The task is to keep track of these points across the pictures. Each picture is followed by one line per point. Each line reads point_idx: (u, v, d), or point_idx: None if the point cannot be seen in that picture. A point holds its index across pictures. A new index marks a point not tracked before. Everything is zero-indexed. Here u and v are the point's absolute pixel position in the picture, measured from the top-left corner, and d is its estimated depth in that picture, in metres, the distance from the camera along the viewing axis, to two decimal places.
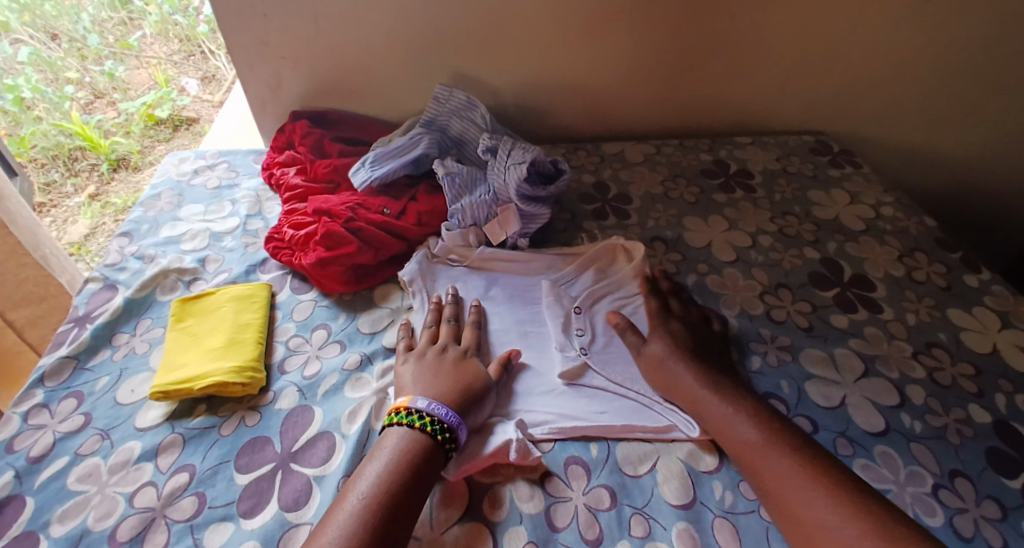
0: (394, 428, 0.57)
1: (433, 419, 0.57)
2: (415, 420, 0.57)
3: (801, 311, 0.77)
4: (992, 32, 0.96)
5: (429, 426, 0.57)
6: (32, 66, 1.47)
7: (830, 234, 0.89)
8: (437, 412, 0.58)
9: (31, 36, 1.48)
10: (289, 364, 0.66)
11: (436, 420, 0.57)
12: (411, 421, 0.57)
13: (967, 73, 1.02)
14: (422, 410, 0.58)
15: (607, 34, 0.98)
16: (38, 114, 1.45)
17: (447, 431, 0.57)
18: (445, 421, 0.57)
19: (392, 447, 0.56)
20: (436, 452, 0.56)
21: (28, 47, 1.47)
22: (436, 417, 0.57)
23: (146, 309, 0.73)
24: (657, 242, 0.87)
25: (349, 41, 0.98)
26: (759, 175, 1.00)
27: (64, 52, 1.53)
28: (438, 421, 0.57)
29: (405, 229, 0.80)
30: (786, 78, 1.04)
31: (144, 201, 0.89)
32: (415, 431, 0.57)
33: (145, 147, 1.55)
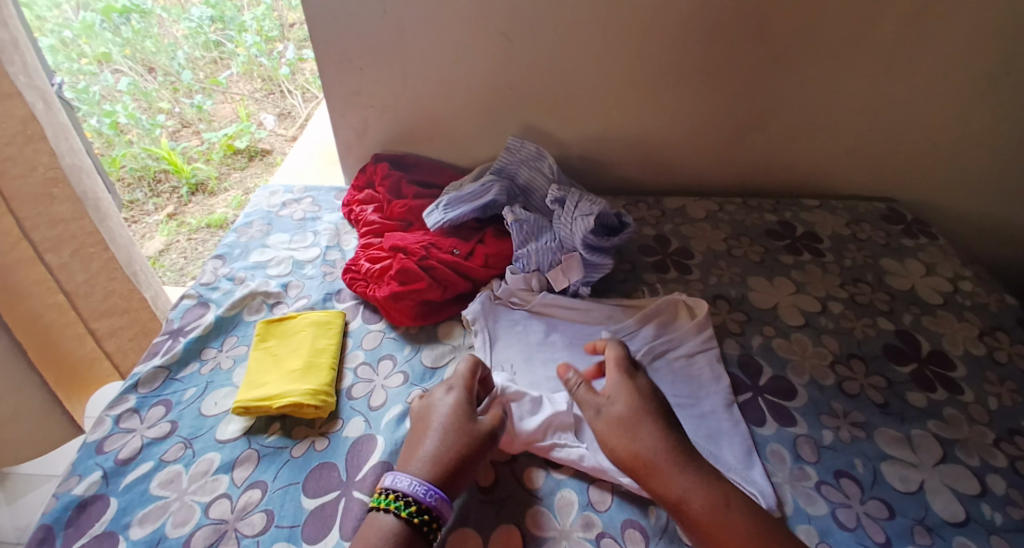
0: (378, 515, 0.54)
1: (415, 504, 0.54)
2: (401, 508, 0.54)
3: (874, 385, 0.74)
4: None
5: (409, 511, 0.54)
6: (130, 95, 1.73)
7: (905, 305, 0.86)
8: (423, 496, 0.55)
9: (131, 67, 1.77)
10: (357, 392, 0.69)
11: (413, 501, 0.54)
12: (391, 505, 0.54)
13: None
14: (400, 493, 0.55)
15: (676, 96, 1.01)
16: (130, 138, 1.70)
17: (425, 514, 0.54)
18: (427, 505, 0.55)
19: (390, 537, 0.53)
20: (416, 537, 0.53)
21: (128, 78, 1.74)
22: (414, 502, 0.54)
23: (233, 328, 0.77)
24: (720, 299, 0.87)
25: (433, 93, 1.04)
26: (827, 239, 0.99)
27: (159, 85, 1.79)
28: (423, 508, 0.54)
29: (473, 269, 0.83)
30: (856, 145, 1.04)
31: (237, 228, 0.96)
32: (395, 517, 0.54)
33: (221, 174, 1.72)
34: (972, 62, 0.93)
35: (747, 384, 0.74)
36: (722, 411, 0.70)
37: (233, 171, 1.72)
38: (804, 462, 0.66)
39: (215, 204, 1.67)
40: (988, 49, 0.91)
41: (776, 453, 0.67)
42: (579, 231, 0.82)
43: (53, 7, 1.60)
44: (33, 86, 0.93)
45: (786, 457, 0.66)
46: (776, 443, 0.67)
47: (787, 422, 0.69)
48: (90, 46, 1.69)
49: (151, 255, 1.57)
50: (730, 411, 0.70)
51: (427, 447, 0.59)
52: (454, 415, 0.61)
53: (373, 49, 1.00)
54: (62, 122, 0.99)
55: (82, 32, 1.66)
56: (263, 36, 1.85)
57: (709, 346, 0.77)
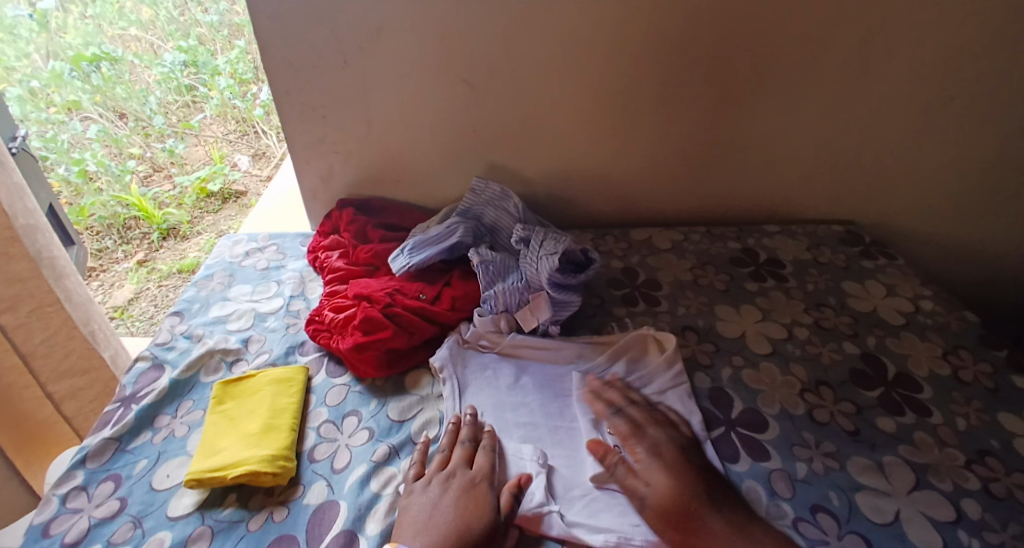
0: None
1: None
2: None
3: (844, 412, 0.74)
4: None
5: None
6: (100, 142, 1.72)
7: (869, 328, 0.87)
8: None
9: (101, 114, 1.75)
10: (319, 453, 0.66)
11: None
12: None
13: (1004, 170, 1.02)
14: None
15: (638, 130, 1.02)
16: (99, 186, 1.66)
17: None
18: None
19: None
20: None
21: (98, 125, 1.72)
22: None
23: (190, 390, 0.74)
24: (689, 331, 0.86)
25: (397, 138, 1.04)
26: (790, 264, 1.00)
27: (130, 131, 1.78)
28: None
29: (439, 314, 0.81)
30: (813, 172, 1.07)
31: (197, 281, 0.94)
32: None
33: (194, 218, 1.68)
34: (916, 91, 0.96)
35: (720, 418, 0.73)
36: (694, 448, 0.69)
37: (206, 215, 1.69)
38: (780, 498, 0.65)
39: (186, 249, 1.63)
40: (930, 78, 0.94)
41: (751, 491, 0.65)
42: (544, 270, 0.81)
43: (21, 57, 1.61)
44: None
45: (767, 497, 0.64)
46: (752, 480, 0.66)
47: (760, 456, 0.68)
48: (60, 95, 1.67)
49: (119, 304, 1.53)
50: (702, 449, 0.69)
51: (438, 519, 0.57)
52: (465, 489, 0.60)
53: (334, 99, 1.00)
54: (16, 181, 0.97)
55: (52, 81, 1.65)
56: (236, 78, 1.87)
57: (679, 382, 0.76)
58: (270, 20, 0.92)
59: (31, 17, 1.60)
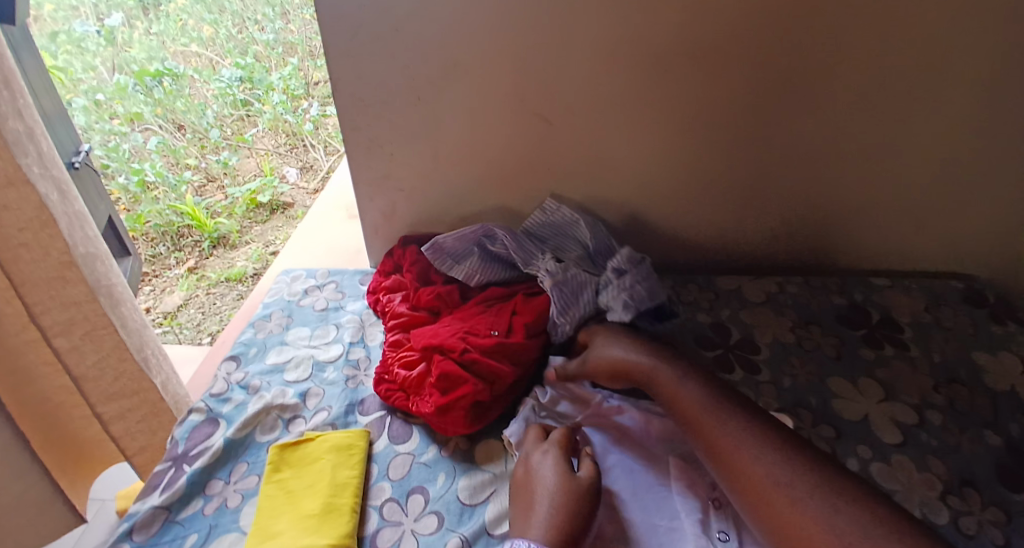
0: None
1: None
2: None
3: (993, 521, 0.63)
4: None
5: None
6: (159, 153, 1.71)
7: (1010, 412, 0.75)
8: None
9: (161, 126, 1.75)
10: (383, 540, 0.58)
11: None
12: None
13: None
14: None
15: (726, 166, 0.93)
16: (156, 196, 1.65)
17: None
18: None
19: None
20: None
21: (157, 136, 1.73)
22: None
23: (244, 452, 0.68)
24: (801, 410, 0.76)
25: (466, 174, 0.98)
26: (908, 327, 0.89)
27: (188, 142, 1.78)
28: None
29: (520, 349, 0.74)
30: (922, 221, 0.96)
31: (255, 322, 0.89)
32: None
33: (243, 228, 1.67)
34: None
35: None
36: None
37: (254, 224, 1.68)
38: None
39: (235, 257, 1.61)
40: None
41: None
42: (625, 301, 0.77)
43: (89, 70, 1.66)
44: (48, 176, 0.88)
45: None
46: None
47: None
48: (123, 106, 1.70)
49: (169, 311, 1.50)
50: None
51: (542, 508, 0.55)
52: (567, 474, 0.58)
53: (402, 132, 0.94)
54: (78, 210, 0.94)
55: (116, 94, 1.68)
56: (290, 94, 1.87)
57: None
58: (341, 50, 0.87)
59: (99, 33, 1.66)
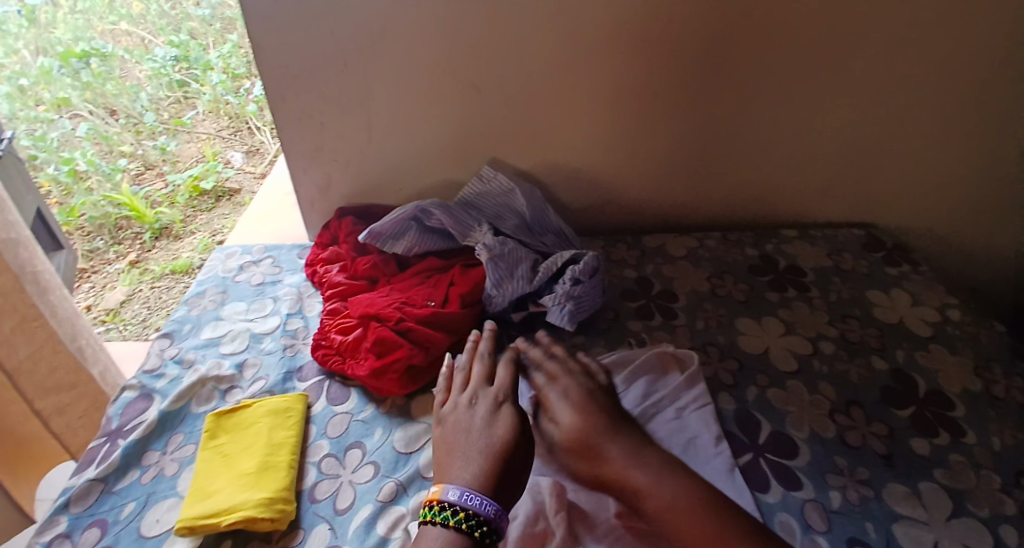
0: (431, 528, 0.53)
1: (467, 513, 0.53)
2: (448, 517, 0.53)
3: (876, 434, 0.70)
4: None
5: (465, 521, 0.53)
6: (90, 140, 1.65)
7: (897, 341, 0.83)
8: (471, 503, 0.54)
9: (92, 111, 1.68)
10: (320, 491, 0.61)
11: (471, 513, 0.53)
12: (447, 518, 0.53)
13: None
14: (460, 505, 0.54)
15: (650, 130, 0.97)
16: (89, 186, 1.59)
17: (488, 527, 0.53)
18: (481, 513, 0.53)
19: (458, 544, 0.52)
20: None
21: (87, 123, 1.65)
22: (477, 514, 0.53)
23: (179, 423, 0.69)
24: (710, 346, 0.83)
25: (398, 144, 0.99)
26: (811, 272, 0.97)
27: (121, 128, 1.70)
28: (472, 513, 0.53)
29: (455, 318, 0.78)
30: (831, 176, 1.02)
31: (188, 299, 0.89)
32: (452, 530, 0.53)
33: (187, 217, 1.60)
34: (940, 98, 0.92)
35: (746, 444, 0.68)
36: (724, 478, 0.63)
37: (198, 214, 1.61)
38: (815, 533, 0.60)
39: (179, 249, 1.55)
40: (958, 81, 0.90)
41: (784, 525, 0.60)
42: (567, 313, 0.82)
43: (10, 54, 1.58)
44: None
45: (821, 530, 0.60)
46: (784, 514, 0.61)
47: (793, 486, 0.64)
48: (50, 92, 1.63)
49: (111, 308, 1.46)
50: (732, 479, 0.63)
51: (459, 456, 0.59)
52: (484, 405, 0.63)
53: (333, 104, 0.95)
54: None
55: (41, 78, 1.62)
56: (229, 73, 1.80)
57: (701, 402, 0.72)
58: (262, 22, 0.87)
59: (19, 13, 1.58)
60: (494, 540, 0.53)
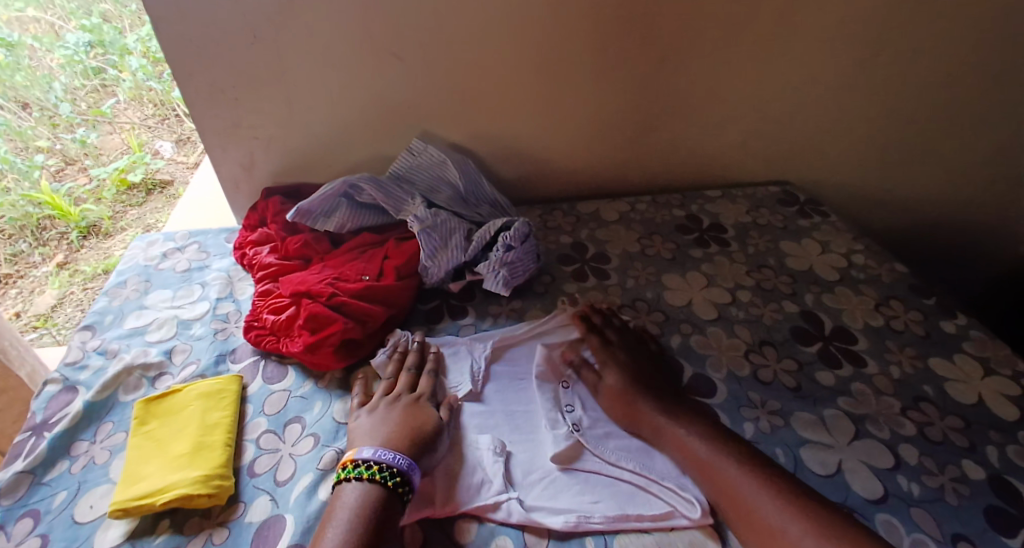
0: (345, 485, 0.58)
1: (380, 466, 0.58)
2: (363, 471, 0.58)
3: (787, 370, 0.77)
4: (952, 85, 1.01)
5: (378, 474, 0.58)
6: (1, 137, 1.42)
7: (806, 285, 0.91)
8: (384, 459, 0.59)
9: (1, 105, 1.41)
10: (259, 466, 0.62)
11: (384, 466, 0.58)
12: (361, 473, 0.58)
13: (933, 122, 1.06)
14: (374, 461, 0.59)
15: (575, 94, 0.99)
16: (5, 185, 1.39)
17: (400, 478, 0.58)
18: (393, 466, 0.58)
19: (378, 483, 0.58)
20: (393, 500, 0.57)
21: None
22: (389, 465, 0.58)
23: (107, 412, 0.69)
24: (639, 302, 0.87)
25: (322, 118, 0.98)
26: (731, 228, 1.02)
27: (35, 122, 1.46)
28: (386, 467, 0.58)
29: (390, 290, 0.79)
30: (750, 135, 1.07)
31: (109, 290, 0.86)
32: (366, 483, 0.57)
33: (116, 213, 1.48)
34: (841, 55, 0.97)
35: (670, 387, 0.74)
36: None
37: (129, 208, 1.49)
38: None
39: (111, 246, 1.44)
40: (857, 38, 0.95)
41: None
42: (502, 279, 0.83)
43: None
44: None
45: None
46: None
47: None
48: None
49: (41, 312, 1.35)
50: None
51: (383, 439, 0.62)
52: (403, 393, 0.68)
53: (248, 79, 0.92)
54: None
55: None
56: (150, 57, 1.60)
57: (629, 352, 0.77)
58: None
59: None
60: (407, 491, 0.58)
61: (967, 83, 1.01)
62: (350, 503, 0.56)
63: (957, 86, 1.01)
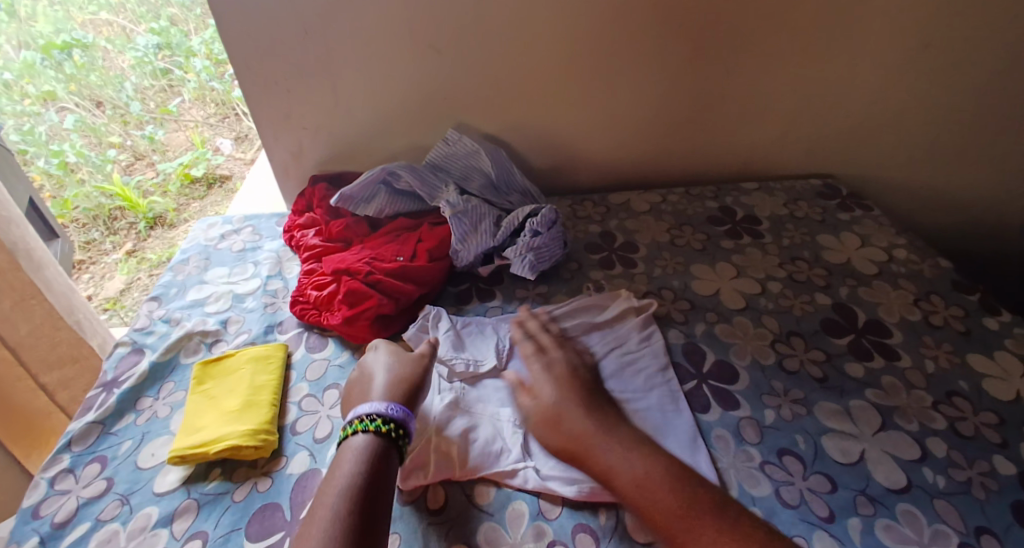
0: (353, 439, 0.60)
1: (380, 418, 0.61)
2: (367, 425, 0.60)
3: (813, 360, 0.77)
4: (1004, 75, 0.97)
5: (379, 425, 0.61)
6: (78, 132, 1.56)
7: (841, 278, 0.90)
8: (385, 412, 0.62)
9: (77, 104, 1.57)
10: (301, 425, 0.67)
11: (384, 418, 0.61)
12: (365, 427, 0.61)
13: (985, 115, 1.02)
14: (374, 416, 0.61)
15: (608, 86, 1.01)
16: (81, 177, 1.53)
17: (398, 425, 0.62)
18: (392, 416, 0.62)
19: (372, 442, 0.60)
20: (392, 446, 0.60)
21: (73, 115, 1.55)
22: (390, 418, 0.61)
23: (170, 373, 0.76)
24: (665, 290, 0.89)
25: (366, 109, 1.03)
26: (766, 220, 1.02)
27: (108, 119, 1.60)
28: (388, 419, 0.61)
29: (423, 271, 0.84)
30: (786, 127, 1.06)
31: (174, 265, 0.94)
32: (371, 435, 0.60)
33: (180, 206, 1.58)
34: (882, 46, 0.96)
35: (691, 372, 0.76)
36: (669, 401, 0.72)
37: (192, 201, 1.59)
38: (748, 443, 0.68)
39: (175, 237, 1.54)
40: (899, 27, 0.93)
41: (720, 438, 0.68)
42: (529, 264, 0.87)
43: None
44: None
45: (754, 441, 0.68)
46: (722, 429, 0.69)
47: (731, 406, 0.72)
48: (34, 85, 1.49)
49: (110, 296, 1.48)
50: (676, 401, 0.72)
51: (387, 375, 0.67)
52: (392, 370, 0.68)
53: (298, 72, 0.99)
54: None
55: (24, 71, 1.48)
56: (213, 59, 1.65)
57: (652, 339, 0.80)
58: None
59: None
60: (404, 435, 0.62)
61: (1022, 74, 0.97)
62: (352, 455, 0.59)
63: (1011, 76, 0.97)
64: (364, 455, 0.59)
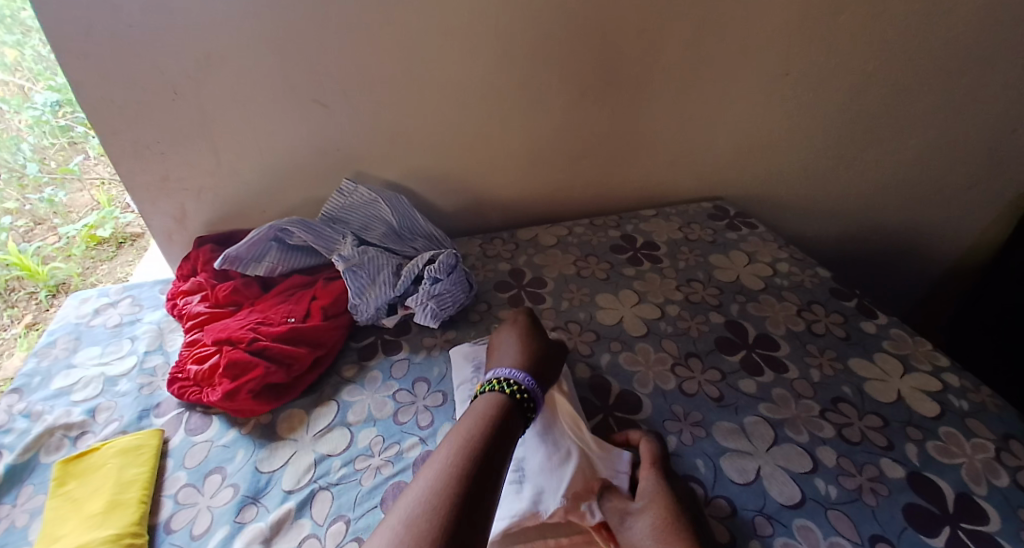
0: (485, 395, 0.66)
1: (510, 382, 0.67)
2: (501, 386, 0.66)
3: (710, 380, 0.79)
4: (864, 95, 1.05)
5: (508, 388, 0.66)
6: None
7: (732, 295, 0.93)
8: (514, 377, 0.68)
9: None
10: (176, 522, 0.62)
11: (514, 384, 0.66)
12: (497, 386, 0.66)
13: (854, 130, 1.10)
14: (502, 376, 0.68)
15: (502, 125, 1.02)
16: None
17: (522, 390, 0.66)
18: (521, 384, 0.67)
19: (495, 406, 0.64)
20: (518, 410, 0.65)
21: None
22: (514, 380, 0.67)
23: (30, 474, 0.69)
24: (571, 323, 0.89)
25: (253, 167, 1.00)
26: (663, 245, 1.06)
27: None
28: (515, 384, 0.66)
29: (315, 332, 0.80)
30: (675, 156, 1.11)
31: (38, 350, 0.86)
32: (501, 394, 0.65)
33: (86, 268, 1.31)
34: (749, 78, 1.02)
35: (597, 406, 0.76)
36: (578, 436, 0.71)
37: (99, 264, 1.32)
38: None
39: None
40: (761, 59, 1.00)
41: None
42: (431, 312, 0.85)
43: None
44: None
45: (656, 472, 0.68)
46: None
47: None
48: None
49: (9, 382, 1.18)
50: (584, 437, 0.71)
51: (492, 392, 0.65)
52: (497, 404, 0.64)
53: (172, 134, 0.94)
54: None
55: None
56: None
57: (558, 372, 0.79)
58: (81, 58, 0.85)
59: None
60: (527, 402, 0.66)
61: (879, 91, 1.05)
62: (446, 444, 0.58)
63: (870, 95, 1.05)
64: (470, 438, 0.59)
